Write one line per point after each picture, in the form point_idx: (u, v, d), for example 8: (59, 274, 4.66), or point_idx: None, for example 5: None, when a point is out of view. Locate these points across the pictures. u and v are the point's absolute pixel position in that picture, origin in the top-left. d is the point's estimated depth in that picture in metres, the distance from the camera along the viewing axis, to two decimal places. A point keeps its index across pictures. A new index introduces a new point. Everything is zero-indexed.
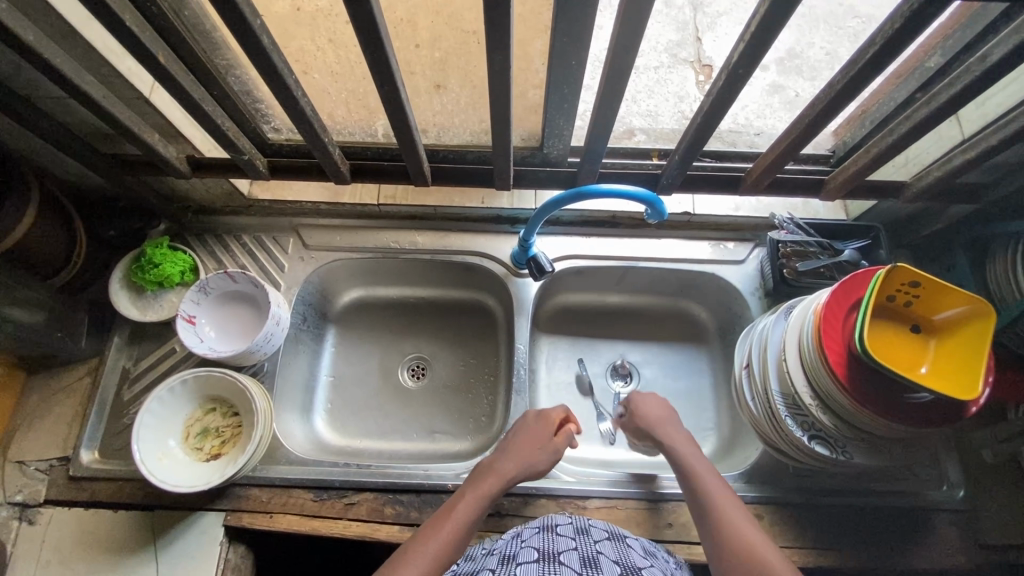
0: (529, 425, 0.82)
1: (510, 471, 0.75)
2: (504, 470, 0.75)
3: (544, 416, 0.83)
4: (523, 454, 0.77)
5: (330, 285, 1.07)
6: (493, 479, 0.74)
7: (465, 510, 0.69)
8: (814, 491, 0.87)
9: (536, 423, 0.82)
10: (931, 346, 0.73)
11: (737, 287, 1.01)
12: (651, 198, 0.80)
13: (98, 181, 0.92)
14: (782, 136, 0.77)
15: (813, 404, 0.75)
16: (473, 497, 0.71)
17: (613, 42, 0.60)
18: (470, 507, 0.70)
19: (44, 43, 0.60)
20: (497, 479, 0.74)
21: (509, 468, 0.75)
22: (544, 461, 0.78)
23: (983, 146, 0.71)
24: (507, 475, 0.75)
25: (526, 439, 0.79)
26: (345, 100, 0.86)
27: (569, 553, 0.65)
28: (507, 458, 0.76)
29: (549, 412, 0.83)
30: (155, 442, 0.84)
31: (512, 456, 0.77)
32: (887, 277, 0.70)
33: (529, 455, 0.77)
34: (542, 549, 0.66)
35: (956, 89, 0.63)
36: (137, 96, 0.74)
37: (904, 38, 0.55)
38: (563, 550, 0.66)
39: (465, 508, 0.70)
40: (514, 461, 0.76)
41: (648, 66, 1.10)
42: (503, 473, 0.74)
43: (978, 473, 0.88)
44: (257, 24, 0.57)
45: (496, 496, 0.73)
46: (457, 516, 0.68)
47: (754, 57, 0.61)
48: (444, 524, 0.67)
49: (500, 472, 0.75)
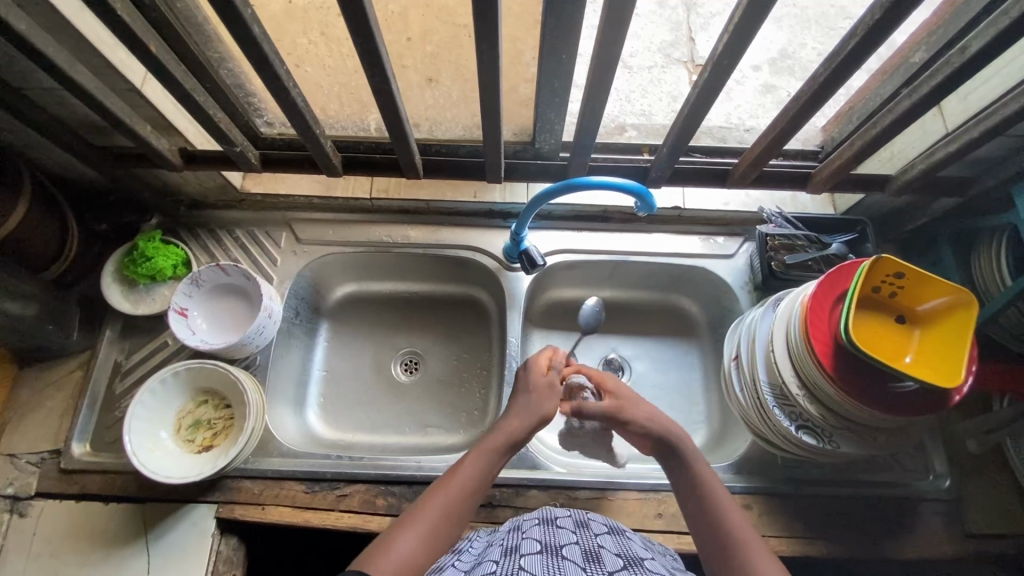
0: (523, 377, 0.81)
1: (515, 424, 0.74)
2: (507, 425, 0.74)
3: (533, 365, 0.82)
4: (527, 404, 0.76)
5: (323, 279, 1.07)
6: (497, 435, 0.72)
7: (469, 468, 0.68)
8: (803, 481, 0.88)
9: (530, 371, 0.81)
10: (916, 336, 0.74)
11: (727, 280, 1.02)
12: (641, 190, 0.81)
13: (90, 173, 0.93)
14: (769, 129, 0.78)
15: (800, 394, 0.76)
16: (477, 454, 0.70)
17: (601, 34, 0.61)
18: (475, 465, 0.69)
19: (37, 32, 0.61)
20: (503, 434, 0.72)
21: (513, 429, 0.73)
22: (549, 402, 0.77)
23: (965, 138, 0.72)
24: (512, 428, 0.73)
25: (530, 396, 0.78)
26: (338, 94, 0.87)
27: (571, 547, 0.65)
28: (510, 414, 0.75)
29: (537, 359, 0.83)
30: (146, 434, 0.84)
31: (516, 412, 0.75)
32: (873, 268, 0.71)
33: (532, 401, 0.77)
34: (544, 542, 0.66)
35: (937, 79, 0.64)
36: (130, 88, 0.75)
37: (884, 30, 0.57)
38: (565, 544, 0.66)
39: (469, 467, 0.68)
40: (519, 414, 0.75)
41: (642, 66, 1.11)
42: (508, 426, 0.73)
43: (964, 463, 0.89)
44: (248, 14, 0.58)
45: (504, 451, 0.72)
46: (459, 477, 0.67)
47: (741, 50, 0.62)
48: (449, 486, 0.66)
49: (504, 426, 0.73)
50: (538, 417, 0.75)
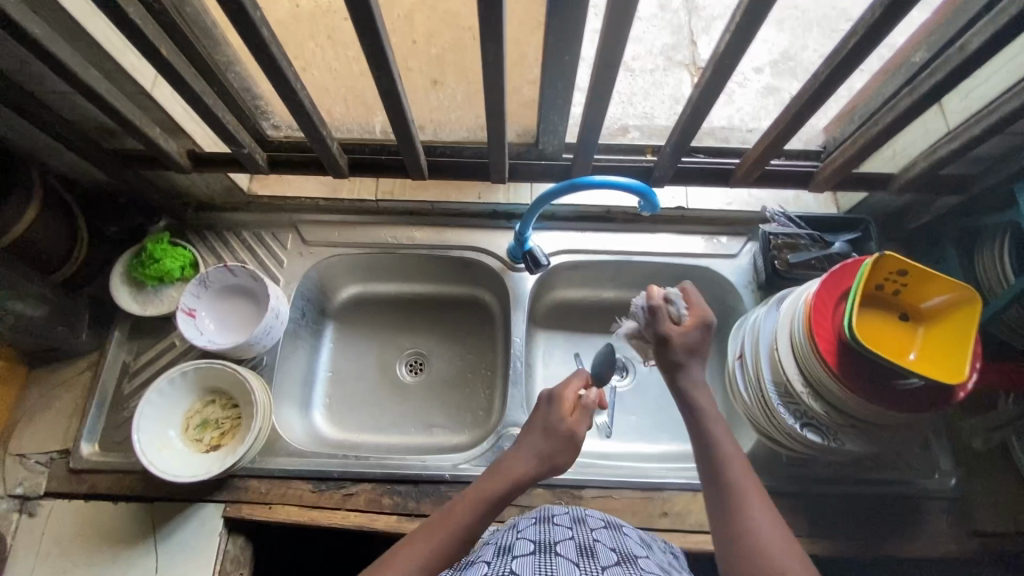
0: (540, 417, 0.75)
1: (520, 475, 0.68)
2: (513, 472, 0.69)
3: (558, 396, 0.76)
4: (538, 450, 0.71)
5: (329, 280, 1.08)
6: (499, 481, 0.67)
7: (458, 519, 0.63)
8: (808, 480, 0.88)
9: (552, 407, 0.75)
10: (919, 333, 0.75)
11: (730, 280, 1.02)
12: (643, 189, 0.81)
13: (99, 175, 0.94)
14: (769, 129, 0.79)
15: (804, 392, 0.76)
16: (471, 501, 0.65)
17: (604, 34, 0.61)
18: (468, 513, 0.64)
19: (50, 36, 0.62)
20: (505, 480, 0.68)
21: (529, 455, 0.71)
22: (564, 455, 0.72)
23: (966, 136, 0.72)
24: (515, 477, 0.68)
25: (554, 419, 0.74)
26: (344, 96, 0.88)
27: (565, 543, 0.65)
28: (516, 458, 0.71)
29: (563, 391, 0.76)
30: (155, 433, 0.85)
31: (522, 457, 0.71)
32: (875, 266, 0.72)
33: (546, 449, 0.71)
34: (538, 540, 0.66)
35: (938, 77, 0.65)
36: (140, 91, 0.76)
37: (883, 29, 0.57)
38: (559, 540, 0.66)
39: (459, 518, 0.63)
40: (524, 462, 0.70)
41: (644, 69, 1.11)
42: (514, 472, 0.69)
43: (970, 462, 0.89)
44: (257, 17, 0.59)
45: (503, 501, 0.67)
46: (446, 526, 0.62)
47: (742, 49, 0.63)
48: (435, 532, 0.62)
49: (508, 473, 0.68)
50: (547, 467, 0.71)
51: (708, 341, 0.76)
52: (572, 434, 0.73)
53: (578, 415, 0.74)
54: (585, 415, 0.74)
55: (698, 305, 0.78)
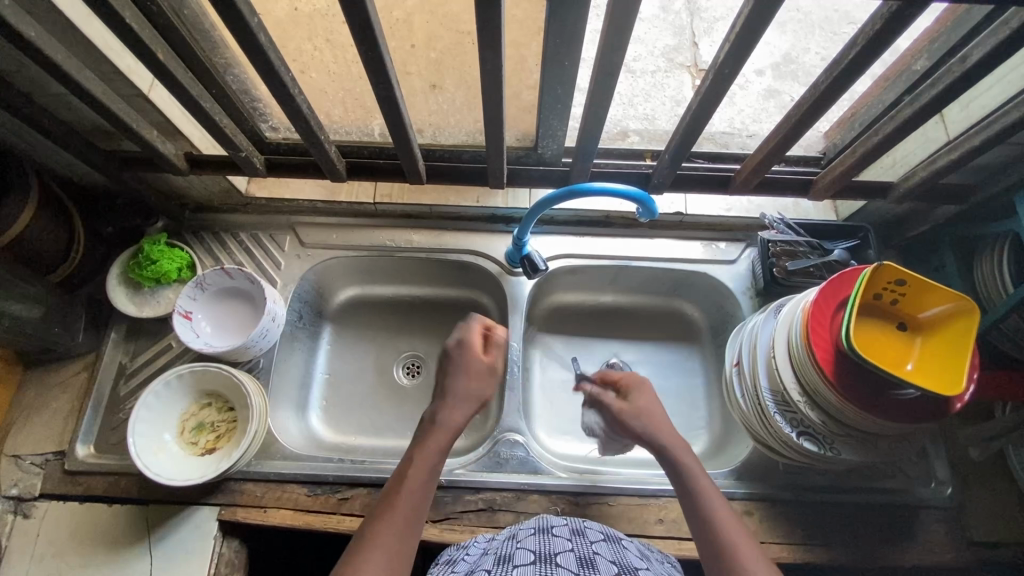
0: (454, 356, 0.79)
1: (459, 420, 0.72)
2: (450, 421, 0.72)
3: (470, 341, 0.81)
4: (466, 393, 0.75)
5: (326, 282, 1.07)
6: (439, 433, 0.71)
7: (415, 475, 0.66)
8: (804, 487, 0.88)
9: (464, 350, 0.80)
10: (917, 343, 0.74)
11: (729, 286, 1.02)
12: (642, 196, 0.81)
13: (96, 176, 0.93)
14: (769, 136, 0.79)
15: (801, 400, 0.76)
16: (422, 459, 0.68)
17: (604, 41, 0.61)
18: (422, 470, 0.67)
19: (46, 39, 0.61)
20: (444, 434, 0.71)
21: (450, 415, 0.73)
22: (480, 386, 0.76)
23: (965, 146, 0.72)
24: (450, 423, 0.72)
25: (463, 376, 0.77)
26: (342, 99, 0.87)
27: (565, 554, 0.65)
28: (449, 406, 0.74)
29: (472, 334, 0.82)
30: (150, 437, 0.85)
31: (455, 404, 0.74)
32: (874, 275, 0.71)
33: (474, 393, 0.75)
34: (539, 550, 0.66)
35: (939, 88, 0.65)
36: (137, 93, 0.76)
37: (883, 40, 0.57)
38: (559, 551, 0.66)
39: (417, 473, 0.66)
40: (458, 407, 0.73)
41: (645, 71, 1.11)
42: (452, 422, 0.72)
43: (966, 470, 0.89)
44: (255, 22, 0.58)
45: (446, 448, 0.70)
46: (411, 483, 0.65)
47: (743, 56, 0.62)
48: (399, 495, 0.64)
49: (444, 424, 0.71)
50: (473, 404, 0.75)
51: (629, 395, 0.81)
52: (492, 367, 0.79)
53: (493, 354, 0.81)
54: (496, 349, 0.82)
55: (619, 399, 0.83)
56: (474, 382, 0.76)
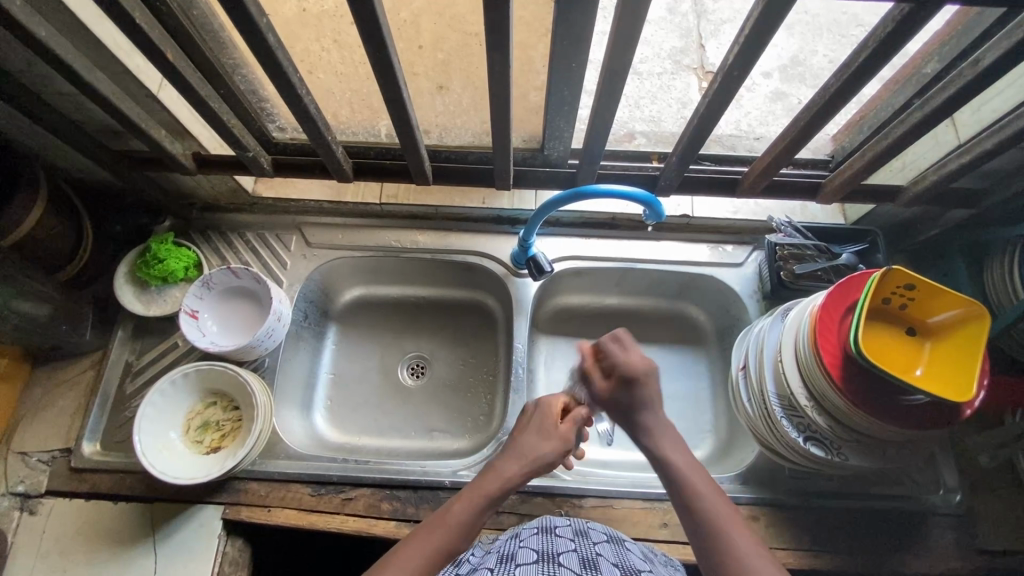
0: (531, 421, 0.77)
1: (515, 471, 0.70)
2: (507, 473, 0.70)
3: (547, 406, 0.78)
4: (532, 451, 0.72)
5: (331, 283, 1.08)
6: (494, 479, 0.69)
7: (459, 514, 0.64)
8: (811, 493, 0.87)
9: (540, 414, 0.77)
10: (926, 348, 0.74)
11: (736, 289, 1.01)
12: (649, 198, 0.80)
13: (104, 175, 0.94)
14: (777, 138, 0.78)
15: (808, 404, 0.75)
16: (470, 498, 0.66)
17: (611, 43, 0.61)
18: (467, 509, 0.65)
19: (56, 39, 0.62)
20: (497, 480, 0.68)
21: (511, 467, 0.70)
22: (555, 450, 0.74)
23: (977, 150, 0.72)
24: (510, 476, 0.69)
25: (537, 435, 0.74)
26: (349, 100, 0.88)
27: (568, 554, 0.65)
28: (510, 458, 0.71)
29: (552, 399, 0.79)
30: (156, 435, 0.85)
31: (517, 455, 0.72)
32: (883, 279, 0.71)
33: (540, 448, 0.73)
34: (541, 550, 0.66)
35: (949, 92, 0.64)
36: (146, 93, 0.76)
37: (894, 43, 0.57)
38: (562, 551, 0.66)
39: (459, 514, 0.64)
40: (516, 459, 0.71)
41: (651, 72, 1.11)
42: (508, 471, 0.70)
43: (975, 477, 0.88)
44: (263, 23, 0.59)
45: (497, 497, 0.68)
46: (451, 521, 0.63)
47: (752, 59, 0.62)
48: (435, 532, 0.62)
49: (504, 473, 0.69)
50: (541, 464, 0.72)
51: (638, 390, 0.73)
52: (565, 443, 0.75)
53: (569, 424, 0.76)
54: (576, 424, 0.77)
55: (620, 361, 0.76)
56: (547, 442, 0.74)
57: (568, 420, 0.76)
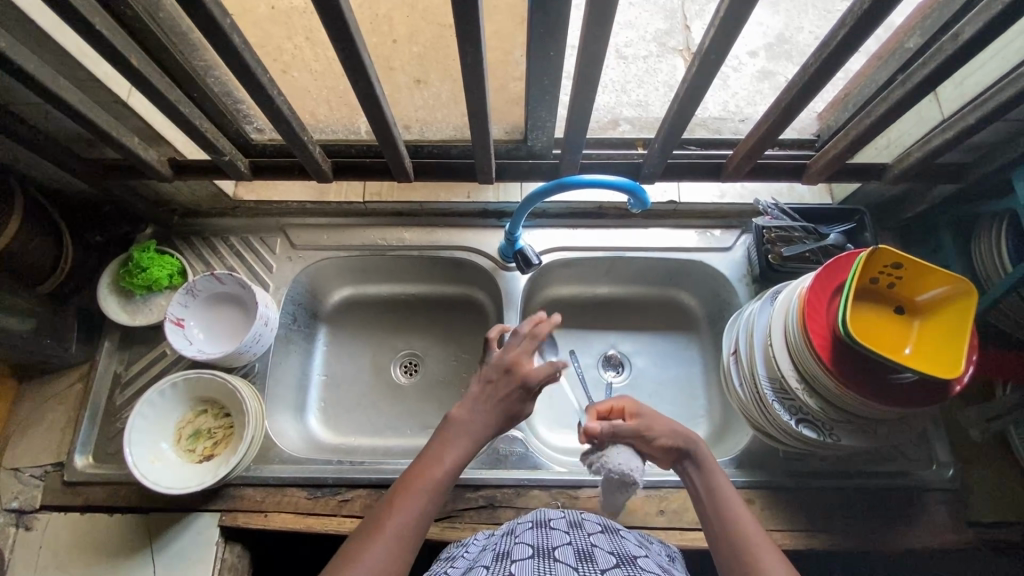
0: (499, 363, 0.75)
1: (481, 428, 0.70)
2: (475, 425, 0.70)
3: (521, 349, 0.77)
4: (498, 402, 0.73)
5: (319, 284, 1.07)
6: (464, 436, 0.69)
7: (432, 477, 0.65)
8: (805, 474, 0.88)
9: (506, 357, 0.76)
10: (915, 326, 0.73)
11: (725, 274, 1.01)
12: (632, 186, 0.80)
13: (81, 184, 0.92)
14: (760, 121, 0.77)
15: (798, 387, 0.75)
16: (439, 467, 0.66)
17: (586, 29, 0.59)
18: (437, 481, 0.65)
19: (16, 49, 0.60)
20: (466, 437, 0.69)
21: (481, 419, 0.71)
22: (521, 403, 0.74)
23: (960, 125, 0.71)
24: (480, 425, 0.70)
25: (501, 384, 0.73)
26: (326, 98, 0.86)
27: (564, 548, 0.65)
28: (477, 411, 0.71)
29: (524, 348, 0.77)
30: (147, 446, 0.84)
31: (483, 408, 0.72)
32: (870, 259, 0.70)
33: (506, 400, 0.73)
34: (537, 545, 0.66)
35: (931, 67, 0.63)
36: (115, 100, 0.74)
37: (872, 19, 0.56)
38: (557, 545, 0.66)
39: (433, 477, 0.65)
40: (487, 412, 0.71)
41: (637, 56, 1.09)
42: (476, 424, 0.70)
43: (967, 451, 0.89)
44: (227, 24, 0.57)
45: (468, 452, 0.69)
46: (423, 484, 0.64)
47: (729, 41, 0.61)
48: (405, 503, 0.62)
49: (472, 425, 0.70)
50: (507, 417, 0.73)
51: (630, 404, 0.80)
52: (532, 391, 0.74)
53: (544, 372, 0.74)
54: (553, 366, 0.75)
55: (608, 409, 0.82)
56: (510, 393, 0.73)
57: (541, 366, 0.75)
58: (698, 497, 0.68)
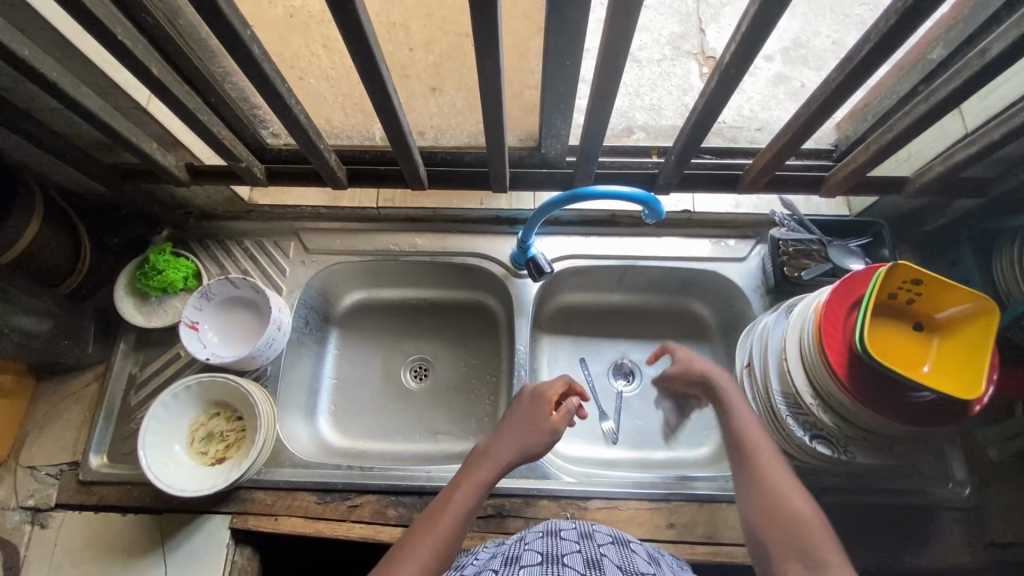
0: (528, 401, 0.80)
1: (505, 452, 0.73)
2: (498, 454, 0.73)
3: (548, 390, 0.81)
4: (522, 435, 0.75)
5: (331, 287, 1.07)
6: (488, 464, 0.71)
7: (459, 503, 0.66)
8: (818, 490, 0.87)
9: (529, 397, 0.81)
10: (934, 344, 0.72)
11: (739, 284, 1.00)
12: (648, 198, 0.79)
13: (100, 187, 0.93)
14: (779, 133, 0.76)
15: (814, 403, 0.74)
16: (468, 486, 0.68)
17: (604, 42, 0.59)
18: (468, 497, 0.67)
19: (40, 57, 0.61)
20: (490, 465, 0.71)
21: (505, 449, 0.73)
22: (541, 440, 0.76)
23: (985, 141, 0.70)
24: (503, 456, 0.73)
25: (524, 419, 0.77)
26: (342, 105, 0.86)
27: (572, 555, 0.65)
28: (500, 442, 0.74)
29: (548, 387, 0.81)
30: (160, 447, 0.85)
31: (506, 439, 0.74)
32: (890, 275, 0.69)
33: (527, 435, 0.75)
34: (546, 551, 0.66)
35: (957, 83, 0.62)
36: (135, 107, 0.75)
37: (898, 36, 0.55)
38: (567, 552, 0.66)
39: (459, 502, 0.66)
40: (510, 443, 0.74)
41: (651, 59, 1.07)
42: (499, 454, 0.72)
43: (986, 470, 0.87)
44: (247, 35, 0.57)
45: (492, 481, 0.70)
46: (451, 511, 0.65)
47: (751, 55, 0.60)
48: (439, 519, 0.64)
49: (495, 454, 0.72)
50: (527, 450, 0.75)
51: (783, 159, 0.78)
52: (555, 430, 0.77)
53: (561, 414, 0.78)
54: (569, 412, 0.79)
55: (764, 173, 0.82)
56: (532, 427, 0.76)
57: (562, 412, 0.79)
58: (750, 488, 0.66)
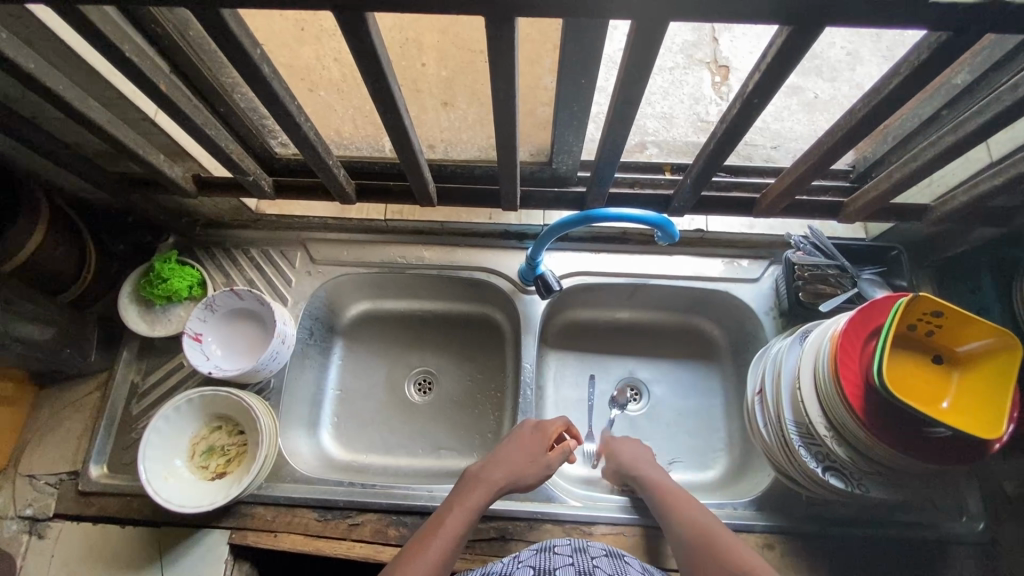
0: (527, 434, 0.82)
1: (498, 481, 0.76)
2: (489, 479, 0.76)
3: (547, 427, 0.83)
4: (514, 464, 0.79)
5: (337, 298, 1.06)
6: (479, 490, 0.75)
7: (451, 527, 0.70)
8: (828, 520, 0.85)
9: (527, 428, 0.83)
10: (954, 378, 0.70)
11: (751, 306, 0.98)
12: (662, 221, 0.77)
13: (105, 195, 0.92)
14: (799, 160, 0.74)
15: (828, 434, 0.72)
16: (460, 510, 0.72)
17: (623, 71, 0.57)
18: (459, 521, 0.71)
19: (46, 70, 0.60)
20: (482, 491, 0.75)
21: (497, 475, 0.77)
22: (532, 474, 0.80)
23: (1012, 173, 0.68)
24: (494, 483, 0.76)
25: (518, 450, 0.80)
26: (352, 118, 0.85)
27: (564, 569, 0.68)
28: (493, 467, 0.78)
29: (549, 422, 0.84)
30: (160, 462, 0.84)
31: (500, 465, 0.78)
32: (910, 306, 0.67)
33: (518, 464, 0.79)
34: (538, 567, 0.69)
35: (986, 117, 0.60)
36: (142, 118, 0.74)
37: (929, 70, 0.53)
38: (559, 566, 0.68)
39: (451, 527, 0.69)
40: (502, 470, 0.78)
41: (663, 67, 1.05)
42: (491, 480, 0.76)
43: (1002, 505, 0.85)
44: (257, 54, 0.56)
45: (483, 505, 0.74)
46: (444, 533, 0.68)
47: (774, 85, 0.58)
48: (432, 542, 0.67)
49: (487, 480, 0.76)
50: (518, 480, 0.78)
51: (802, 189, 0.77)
52: (550, 465, 0.80)
53: (559, 451, 0.81)
54: (565, 452, 0.82)
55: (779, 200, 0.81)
56: (524, 460, 0.79)
57: (557, 450, 0.81)
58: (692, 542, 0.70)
